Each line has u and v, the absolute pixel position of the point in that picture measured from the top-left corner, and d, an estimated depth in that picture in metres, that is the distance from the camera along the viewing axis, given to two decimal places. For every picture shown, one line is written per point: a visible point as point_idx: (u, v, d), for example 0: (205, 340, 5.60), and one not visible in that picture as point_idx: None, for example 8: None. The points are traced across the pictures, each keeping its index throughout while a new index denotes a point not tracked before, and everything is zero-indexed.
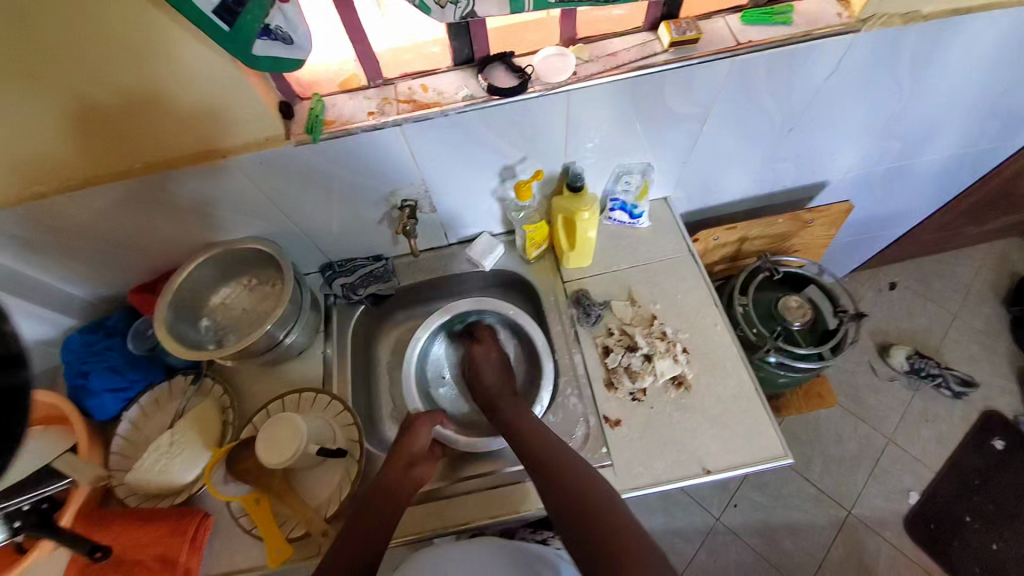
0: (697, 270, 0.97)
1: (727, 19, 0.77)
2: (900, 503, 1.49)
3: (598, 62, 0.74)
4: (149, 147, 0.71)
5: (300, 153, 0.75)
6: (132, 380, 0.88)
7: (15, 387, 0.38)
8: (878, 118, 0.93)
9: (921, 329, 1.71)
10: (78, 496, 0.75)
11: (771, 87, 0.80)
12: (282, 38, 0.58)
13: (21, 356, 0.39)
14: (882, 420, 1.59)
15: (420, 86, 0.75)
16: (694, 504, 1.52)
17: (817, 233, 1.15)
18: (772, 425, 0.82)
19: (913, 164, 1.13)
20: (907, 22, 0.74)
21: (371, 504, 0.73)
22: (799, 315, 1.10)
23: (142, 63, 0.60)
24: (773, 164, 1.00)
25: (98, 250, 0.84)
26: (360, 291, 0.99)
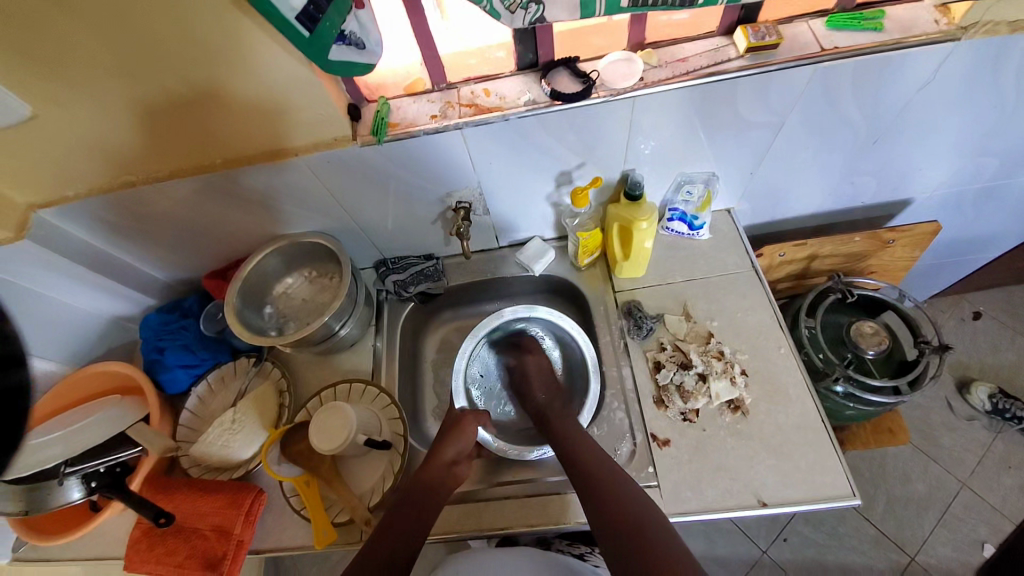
0: (761, 288, 0.91)
1: (811, 23, 0.72)
2: (974, 555, 1.33)
3: (666, 67, 0.72)
4: (230, 143, 0.77)
5: (365, 153, 0.78)
6: (202, 358, 0.95)
7: (14, 388, 0.38)
8: (979, 132, 0.84)
9: (1011, 366, 1.53)
10: (146, 464, 0.82)
11: (858, 96, 0.74)
12: (355, 43, 0.60)
13: (22, 357, 0.39)
14: (958, 462, 1.44)
15: (482, 90, 0.76)
16: (737, 532, 1.44)
17: (897, 255, 1.05)
18: (839, 462, 0.76)
19: (1011, 184, 1.00)
20: (1015, 31, 0.66)
21: (413, 499, 0.74)
22: (874, 343, 1.02)
23: (230, 64, 0.65)
24: (852, 178, 0.92)
25: (179, 236, 0.91)
26: (411, 289, 1.01)
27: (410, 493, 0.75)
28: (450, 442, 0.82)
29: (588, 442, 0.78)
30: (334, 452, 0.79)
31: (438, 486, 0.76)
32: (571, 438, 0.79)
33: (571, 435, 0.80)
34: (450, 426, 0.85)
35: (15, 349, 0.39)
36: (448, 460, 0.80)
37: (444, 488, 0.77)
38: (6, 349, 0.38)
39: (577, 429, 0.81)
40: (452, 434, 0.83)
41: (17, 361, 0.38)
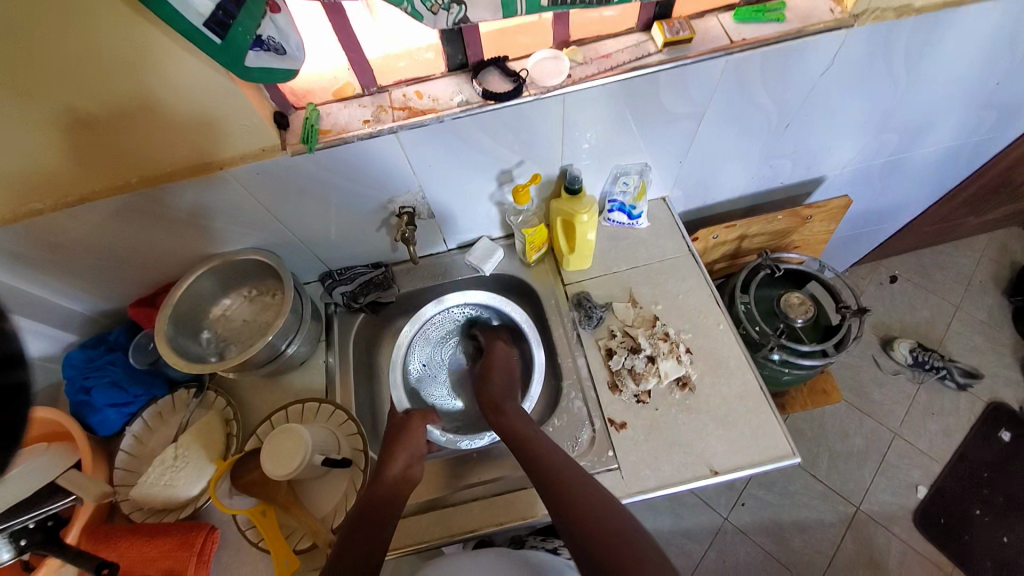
0: (698, 270, 0.96)
1: (720, 17, 0.76)
2: (910, 498, 1.48)
3: (593, 64, 0.75)
4: (144, 159, 0.71)
5: (297, 163, 0.75)
6: (135, 395, 0.88)
7: (15, 388, 0.35)
8: (874, 113, 0.93)
9: (924, 322, 1.71)
10: (85, 512, 0.75)
11: (766, 84, 0.80)
12: (275, 49, 0.58)
13: (20, 358, 0.35)
14: (888, 414, 1.59)
15: (415, 93, 0.75)
16: (701, 504, 1.52)
17: (816, 229, 1.14)
18: (778, 424, 0.81)
19: (910, 157, 1.12)
20: (901, 16, 0.74)
21: (373, 508, 0.71)
22: (801, 312, 1.10)
23: (135, 76, 0.61)
24: (770, 161, 1.00)
25: (99, 264, 0.84)
26: (361, 299, 0.98)
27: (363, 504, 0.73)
28: (400, 455, 0.79)
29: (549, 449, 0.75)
30: (288, 476, 0.76)
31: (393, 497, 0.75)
32: (521, 438, 0.78)
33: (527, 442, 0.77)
34: (397, 433, 0.84)
35: (15, 350, 0.35)
36: (403, 473, 0.78)
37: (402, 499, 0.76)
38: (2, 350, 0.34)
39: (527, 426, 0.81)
40: (399, 445, 0.81)
41: (16, 362, 0.35)
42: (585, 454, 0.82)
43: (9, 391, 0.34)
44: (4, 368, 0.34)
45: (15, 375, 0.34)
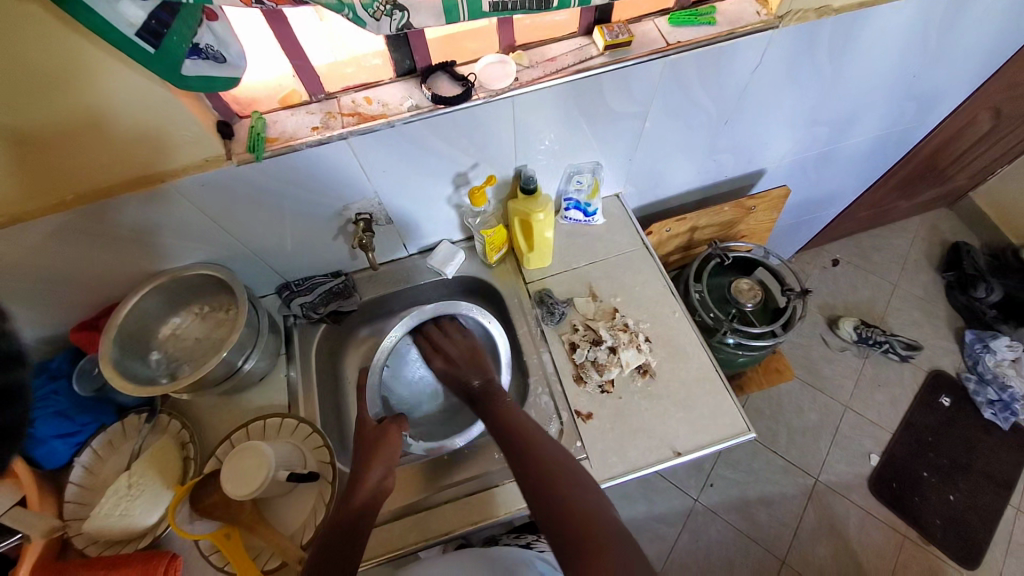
0: (652, 262, 1.00)
1: (656, 21, 0.80)
2: (862, 465, 1.58)
3: (538, 67, 0.77)
4: (76, 176, 0.68)
5: (244, 172, 0.73)
6: (82, 424, 0.83)
7: (8, 386, 0.32)
8: (805, 107, 1.00)
9: (865, 301, 1.84)
10: (30, 552, 0.72)
11: (704, 83, 0.84)
12: (214, 57, 0.57)
13: (20, 355, 0.33)
14: (838, 388, 1.69)
15: (364, 99, 0.75)
16: (673, 488, 1.57)
17: (760, 218, 1.21)
18: (734, 404, 0.86)
19: (841, 147, 1.21)
20: (821, 16, 0.80)
21: (341, 528, 0.69)
22: (750, 296, 1.17)
23: (61, 90, 0.58)
24: (714, 156, 1.05)
25: (31, 289, 0.79)
26: (320, 309, 0.96)
27: (335, 522, 0.71)
28: (376, 468, 0.76)
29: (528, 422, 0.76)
30: (250, 496, 0.73)
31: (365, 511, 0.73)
32: (506, 415, 0.77)
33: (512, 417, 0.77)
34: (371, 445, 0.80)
35: (8, 352, 0.33)
36: (379, 486, 0.76)
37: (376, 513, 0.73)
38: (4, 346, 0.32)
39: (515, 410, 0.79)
40: (374, 456, 0.78)
41: (17, 360, 0.33)
42: None
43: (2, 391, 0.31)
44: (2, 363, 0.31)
45: (14, 373, 0.32)
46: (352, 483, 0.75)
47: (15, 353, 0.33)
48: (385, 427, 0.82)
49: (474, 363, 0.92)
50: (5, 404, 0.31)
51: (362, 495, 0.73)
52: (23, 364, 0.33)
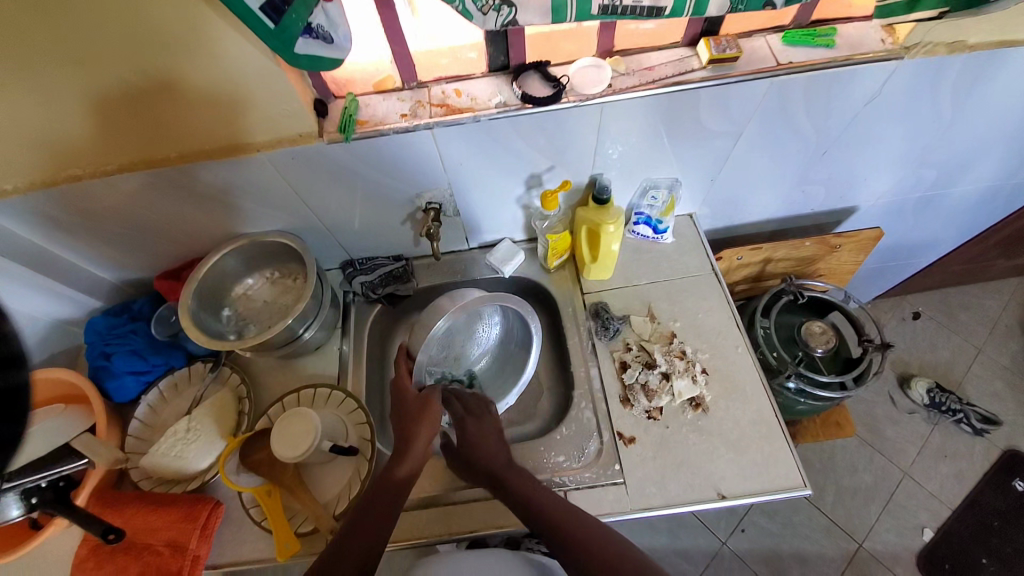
0: (720, 290, 0.95)
1: (768, 39, 0.75)
2: (915, 540, 1.44)
3: (634, 75, 0.74)
4: (183, 136, 0.73)
5: (332, 151, 0.76)
6: (154, 364, 0.89)
7: (13, 387, 0.37)
8: (919, 146, 0.91)
9: (945, 362, 1.66)
10: (95, 475, 0.77)
11: (810, 110, 0.79)
12: (323, 37, 0.58)
13: (20, 358, 0.38)
14: (900, 453, 1.55)
15: (454, 91, 0.76)
16: (699, 525, 1.49)
17: (843, 259, 1.12)
18: (790, 454, 0.80)
19: (947, 194, 1.10)
20: (953, 51, 0.72)
21: (382, 498, 0.71)
22: (822, 342, 1.09)
23: (184, 54, 0.62)
24: (803, 187, 0.98)
25: (129, 235, 0.86)
26: (378, 291, 0.99)
27: (375, 489, 0.72)
28: (424, 431, 0.76)
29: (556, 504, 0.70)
30: (295, 460, 0.76)
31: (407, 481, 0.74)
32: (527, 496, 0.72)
33: (541, 494, 0.72)
34: (415, 413, 0.77)
35: (14, 349, 0.38)
36: (423, 451, 0.76)
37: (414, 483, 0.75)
38: (4, 350, 0.37)
39: (543, 490, 0.73)
40: (423, 419, 0.76)
41: (17, 362, 0.38)
42: (590, 466, 0.81)
43: (7, 392, 0.37)
44: (5, 368, 0.37)
45: (16, 376, 0.37)
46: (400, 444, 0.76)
47: (17, 355, 0.38)
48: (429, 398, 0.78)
49: (493, 425, 0.81)
50: (9, 404, 0.37)
51: (406, 465, 0.74)
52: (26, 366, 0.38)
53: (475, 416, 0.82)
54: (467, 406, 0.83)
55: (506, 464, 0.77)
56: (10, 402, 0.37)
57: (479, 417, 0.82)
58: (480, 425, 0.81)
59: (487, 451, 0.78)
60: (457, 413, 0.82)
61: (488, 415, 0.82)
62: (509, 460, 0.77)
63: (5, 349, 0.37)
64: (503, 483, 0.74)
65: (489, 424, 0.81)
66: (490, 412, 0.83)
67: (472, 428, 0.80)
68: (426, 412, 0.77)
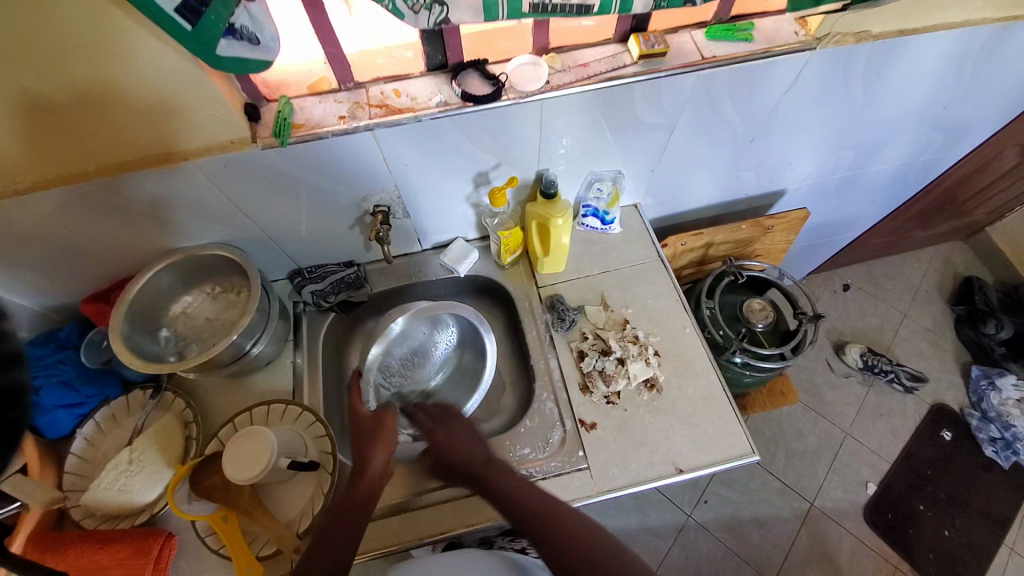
0: (666, 275, 0.99)
1: (693, 34, 0.79)
2: (858, 494, 1.57)
3: (570, 71, 0.76)
4: (102, 147, 0.68)
5: (269, 157, 0.73)
6: (86, 396, 0.83)
7: (14, 388, 0.36)
8: (834, 131, 0.99)
9: (874, 328, 1.82)
10: (29, 519, 0.72)
11: (735, 101, 0.84)
12: (248, 38, 0.56)
13: (18, 357, 0.36)
14: (840, 414, 1.68)
15: (393, 91, 0.75)
16: (666, 502, 1.56)
17: (777, 239, 1.20)
18: (739, 424, 0.85)
19: (864, 174, 1.20)
20: (860, 40, 0.79)
21: (343, 516, 0.69)
22: (761, 317, 1.16)
23: (96, 61, 0.58)
24: (737, 173, 1.05)
25: (45, 257, 0.79)
26: (331, 298, 0.96)
27: (341, 504, 0.71)
28: (379, 450, 0.76)
29: (518, 487, 0.71)
30: (251, 481, 0.73)
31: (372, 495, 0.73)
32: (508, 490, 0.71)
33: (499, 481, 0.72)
34: (370, 430, 0.78)
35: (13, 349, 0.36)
36: (381, 469, 0.75)
37: (378, 498, 0.73)
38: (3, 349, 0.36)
39: (518, 477, 0.73)
40: (377, 439, 0.77)
41: (14, 362, 0.36)
42: (555, 455, 0.83)
43: (7, 392, 0.35)
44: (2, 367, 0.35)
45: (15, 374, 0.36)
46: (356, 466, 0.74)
47: (17, 355, 0.36)
48: (381, 416, 0.79)
49: (471, 431, 0.80)
50: (10, 405, 0.35)
51: (364, 481, 0.73)
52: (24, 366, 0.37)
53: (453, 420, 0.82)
54: (433, 417, 0.83)
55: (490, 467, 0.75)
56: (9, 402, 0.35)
57: (446, 426, 0.81)
58: (458, 425, 0.81)
59: (472, 445, 0.78)
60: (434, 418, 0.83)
61: (456, 419, 0.82)
62: (488, 458, 0.76)
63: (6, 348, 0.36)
64: (486, 479, 0.73)
65: (465, 429, 0.80)
66: (466, 418, 0.82)
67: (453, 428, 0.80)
68: (380, 428, 0.78)
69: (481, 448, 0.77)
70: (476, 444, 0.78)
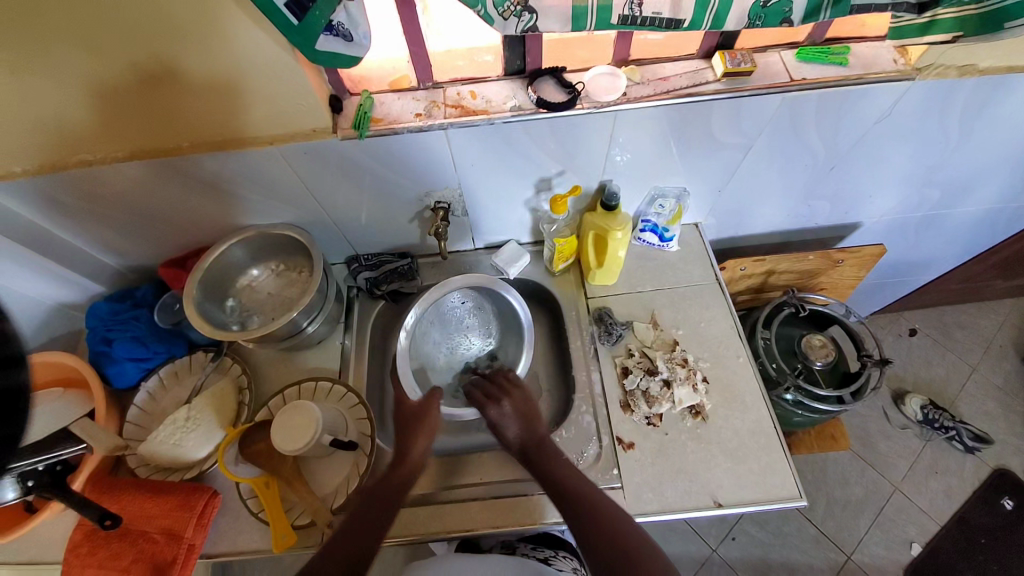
0: (722, 299, 0.96)
1: (782, 55, 0.76)
2: (902, 553, 1.45)
3: (648, 85, 0.75)
4: (197, 126, 0.73)
5: (345, 147, 0.76)
6: (154, 352, 0.89)
7: (11, 390, 0.35)
8: (923, 167, 0.92)
9: (940, 380, 1.68)
10: (92, 461, 0.78)
11: (819, 127, 0.80)
12: (344, 35, 0.58)
13: (21, 358, 0.36)
14: (892, 467, 1.56)
15: (469, 92, 0.76)
16: (691, 532, 1.50)
17: (845, 274, 1.13)
18: (787, 465, 0.81)
19: (950, 214, 1.11)
20: (963, 75, 0.73)
21: (376, 502, 0.72)
22: (821, 354, 1.10)
23: (203, 46, 0.62)
24: (809, 201, 0.99)
25: (136, 221, 0.86)
26: (383, 287, 0.99)
27: (376, 489, 0.74)
28: (421, 440, 0.78)
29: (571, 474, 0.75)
30: (295, 452, 0.77)
31: (405, 484, 0.75)
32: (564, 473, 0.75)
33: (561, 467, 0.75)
34: (413, 420, 0.80)
35: (13, 351, 0.36)
36: (419, 459, 0.78)
37: (412, 486, 0.76)
38: (4, 350, 0.35)
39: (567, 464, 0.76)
40: (418, 430, 0.79)
41: (17, 362, 0.36)
42: (588, 469, 0.82)
43: (5, 394, 0.35)
44: (5, 367, 0.35)
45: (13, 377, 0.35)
46: (397, 455, 0.78)
47: (17, 357, 0.36)
48: (427, 403, 0.81)
49: (525, 405, 0.81)
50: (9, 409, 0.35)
51: (403, 469, 0.76)
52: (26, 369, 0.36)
53: (509, 396, 0.81)
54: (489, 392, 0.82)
55: (540, 454, 0.77)
56: (8, 405, 0.35)
57: (499, 401, 0.81)
58: (515, 403, 0.81)
59: (527, 425, 0.79)
60: (486, 394, 0.82)
61: (518, 390, 0.83)
62: (541, 441, 0.78)
63: (5, 351, 0.35)
64: (534, 459, 0.76)
65: (524, 399, 0.82)
66: (524, 391, 0.83)
67: (505, 408, 0.80)
68: (424, 421, 0.80)
69: (534, 428, 0.79)
70: (535, 419, 0.80)
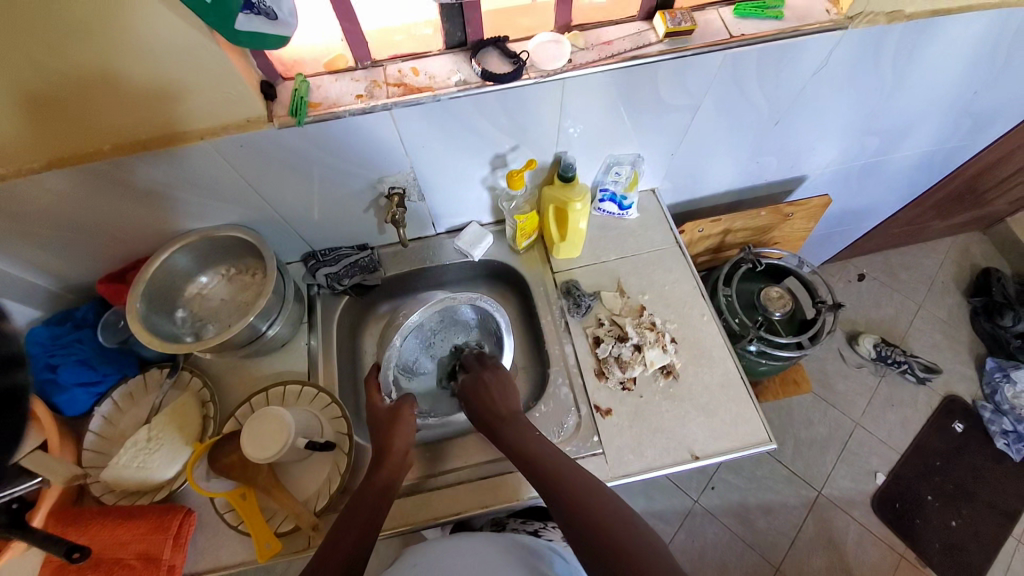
0: (683, 261, 0.98)
1: (720, 12, 0.77)
2: (866, 483, 1.56)
3: (593, 50, 0.74)
4: (118, 127, 0.67)
5: (284, 136, 0.72)
6: (103, 374, 0.84)
7: (12, 388, 0.36)
8: (859, 116, 0.97)
9: (887, 319, 1.79)
10: (50, 495, 0.72)
11: (760, 83, 0.82)
12: (265, 13, 0.55)
13: (20, 358, 0.37)
14: (850, 404, 1.67)
15: (410, 69, 0.73)
16: (673, 487, 1.57)
17: (796, 226, 1.17)
18: (757, 413, 0.84)
19: (887, 160, 1.16)
20: (891, 21, 0.76)
21: (363, 504, 0.69)
22: (779, 306, 1.15)
23: (110, 36, 0.56)
24: (758, 157, 1.02)
25: (65, 237, 0.80)
26: (345, 282, 0.95)
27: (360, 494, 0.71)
28: (398, 436, 0.77)
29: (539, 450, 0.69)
30: (270, 460, 0.74)
31: (389, 485, 0.73)
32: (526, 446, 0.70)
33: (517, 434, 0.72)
34: (389, 420, 0.79)
35: (14, 349, 0.37)
36: (400, 456, 0.76)
37: (398, 484, 0.74)
38: (5, 349, 0.36)
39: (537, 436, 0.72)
40: (394, 426, 0.78)
41: (18, 362, 0.37)
42: (570, 439, 0.83)
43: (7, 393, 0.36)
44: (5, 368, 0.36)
45: (14, 376, 0.36)
46: (379, 451, 0.76)
47: (16, 355, 0.37)
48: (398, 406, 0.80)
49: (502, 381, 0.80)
50: (11, 405, 0.36)
51: (386, 467, 0.74)
52: (25, 367, 0.38)
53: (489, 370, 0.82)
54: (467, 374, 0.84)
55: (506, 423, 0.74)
56: (10, 402, 0.36)
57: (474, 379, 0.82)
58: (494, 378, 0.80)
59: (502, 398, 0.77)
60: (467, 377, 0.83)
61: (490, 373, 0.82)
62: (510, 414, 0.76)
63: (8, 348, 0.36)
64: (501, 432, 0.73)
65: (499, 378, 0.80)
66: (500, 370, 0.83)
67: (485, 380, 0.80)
68: (393, 427, 0.78)
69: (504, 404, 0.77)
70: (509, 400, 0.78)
